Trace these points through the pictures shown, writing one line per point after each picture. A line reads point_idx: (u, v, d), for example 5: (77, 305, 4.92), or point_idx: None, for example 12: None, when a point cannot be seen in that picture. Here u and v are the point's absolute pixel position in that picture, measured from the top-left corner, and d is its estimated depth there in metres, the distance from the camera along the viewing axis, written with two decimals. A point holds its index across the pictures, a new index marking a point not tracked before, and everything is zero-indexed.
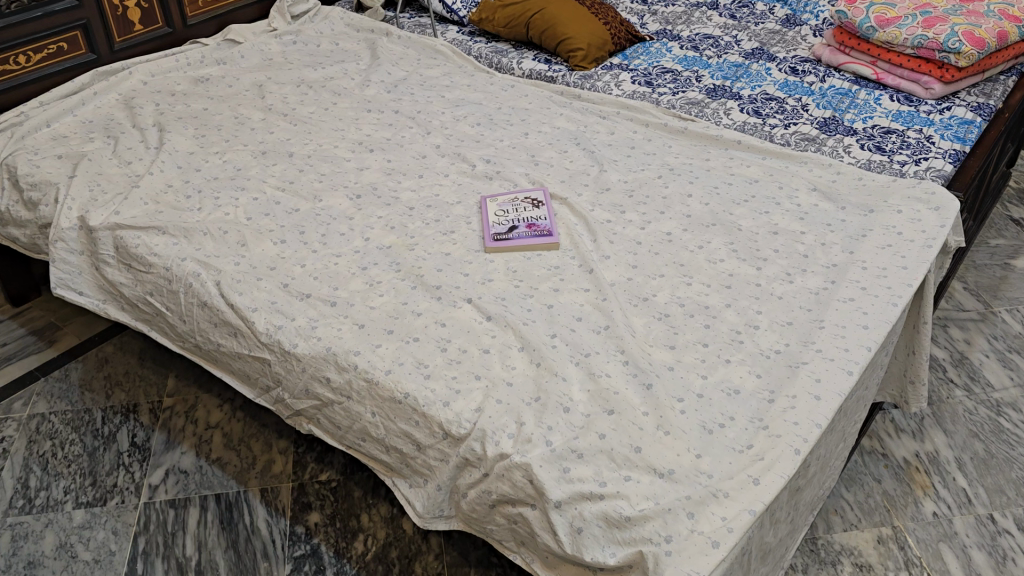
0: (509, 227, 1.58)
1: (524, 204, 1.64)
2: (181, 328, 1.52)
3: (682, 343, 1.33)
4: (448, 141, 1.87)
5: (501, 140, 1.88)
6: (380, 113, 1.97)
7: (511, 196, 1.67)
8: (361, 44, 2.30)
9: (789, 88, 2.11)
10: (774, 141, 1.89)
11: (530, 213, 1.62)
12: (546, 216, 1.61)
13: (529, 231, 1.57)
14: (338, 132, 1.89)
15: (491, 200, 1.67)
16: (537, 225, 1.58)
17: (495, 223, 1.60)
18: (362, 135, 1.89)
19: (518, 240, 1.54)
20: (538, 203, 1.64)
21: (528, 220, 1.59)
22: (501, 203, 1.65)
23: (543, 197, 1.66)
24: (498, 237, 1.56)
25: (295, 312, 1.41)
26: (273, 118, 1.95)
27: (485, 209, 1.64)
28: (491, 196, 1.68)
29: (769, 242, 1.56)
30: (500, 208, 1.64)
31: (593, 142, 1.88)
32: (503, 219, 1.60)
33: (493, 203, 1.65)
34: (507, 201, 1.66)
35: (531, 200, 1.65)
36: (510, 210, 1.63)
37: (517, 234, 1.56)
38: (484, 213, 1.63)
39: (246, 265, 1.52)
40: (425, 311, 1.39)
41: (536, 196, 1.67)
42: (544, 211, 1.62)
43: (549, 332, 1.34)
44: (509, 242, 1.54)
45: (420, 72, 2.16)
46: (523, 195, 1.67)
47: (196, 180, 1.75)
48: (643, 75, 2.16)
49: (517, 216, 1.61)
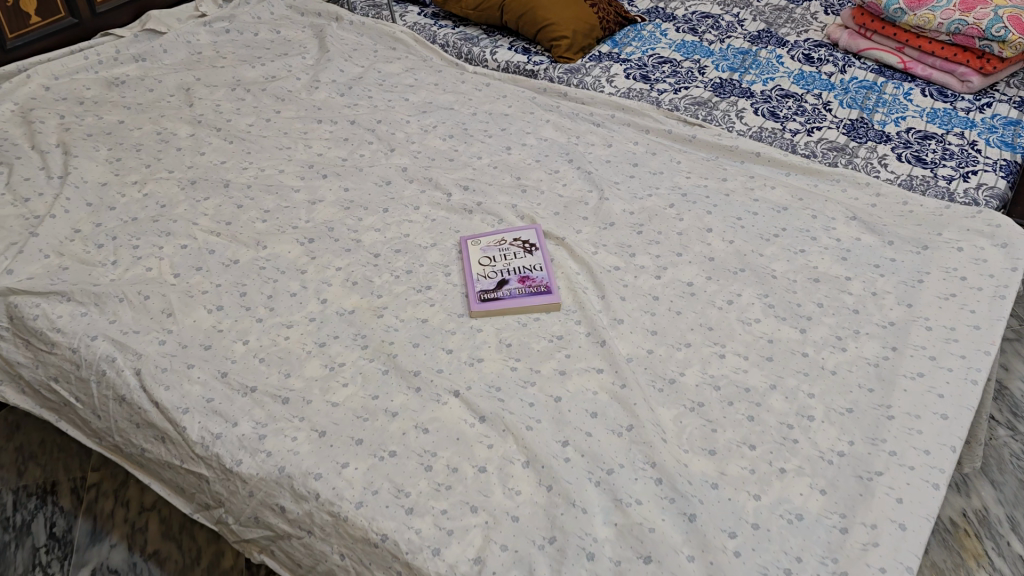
0: (498, 282, 1.30)
1: (514, 248, 1.36)
2: (96, 425, 1.22)
3: (723, 446, 1.07)
4: (416, 162, 1.57)
5: (479, 158, 1.59)
6: (333, 124, 1.65)
7: (498, 237, 1.39)
8: (307, 32, 1.96)
9: (805, 81, 1.84)
10: (797, 152, 1.62)
11: (522, 261, 1.33)
12: (542, 265, 1.33)
13: (523, 287, 1.29)
14: (282, 152, 1.58)
15: (474, 242, 1.38)
16: (531, 279, 1.30)
17: (480, 275, 1.31)
18: (312, 154, 1.58)
19: (510, 301, 1.26)
20: (532, 246, 1.36)
21: (520, 272, 1.31)
22: (485, 247, 1.37)
23: (536, 238, 1.38)
24: (485, 295, 1.28)
25: (236, 413, 1.12)
26: (203, 133, 1.62)
27: (467, 255, 1.36)
28: (474, 235, 1.40)
29: (810, 294, 1.31)
30: (486, 254, 1.35)
31: (587, 158, 1.59)
32: (490, 270, 1.32)
33: (476, 247, 1.37)
34: (493, 244, 1.37)
35: (523, 242, 1.37)
36: (498, 257, 1.35)
37: (508, 291, 1.28)
38: (466, 261, 1.35)
39: (173, 345, 1.21)
40: (401, 410, 1.11)
41: (529, 236, 1.38)
42: (540, 258, 1.34)
43: (559, 437, 1.07)
44: (499, 303, 1.26)
45: (378, 67, 1.83)
46: (513, 235, 1.39)
47: (109, 221, 1.43)
48: (639, 67, 1.87)
49: (507, 266, 1.33)
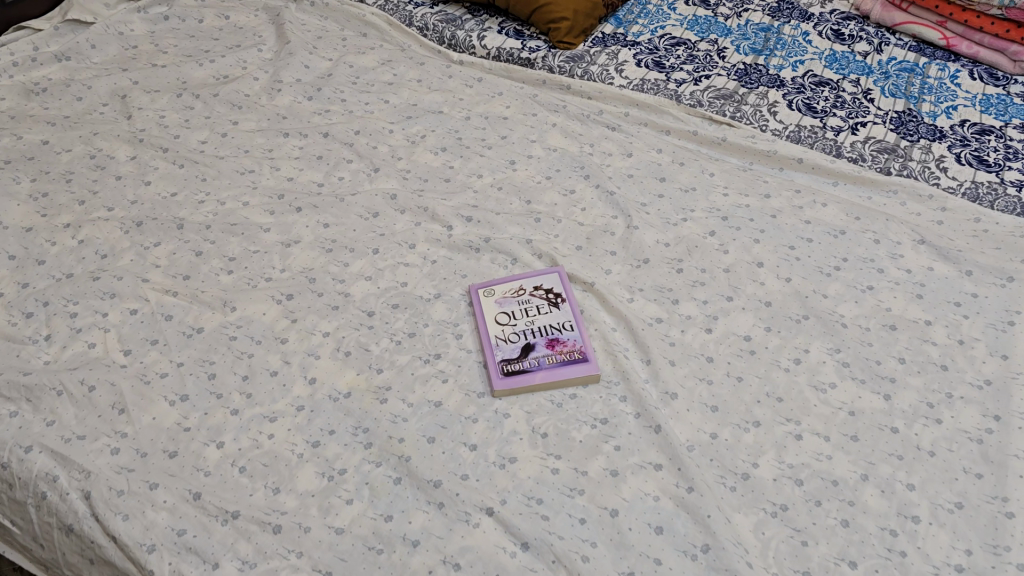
0: (522, 348, 1.08)
1: (536, 300, 1.14)
2: (37, 555, 0.98)
3: (820, 566, 0.89)
4: (406, 184, 1.33)
5: (479, 176, 1.35)
6: (303, 138, 1.39)
7: (515, 285, 1.16)
8: (261, 17, 1.68)
9: (839, 65, 1.61)
10: (843, 156, 1.41)
11: (548, 318, 1.12)
12: (572, 322, 1.11)
13: (553, 355, 1.07)
14: (245, 177, 1.32)
15: (486, 292, 1.16)
16: (562, 343, 1.09)
17: (500, 339, 1.09)
18: (281, 179, 1.32)
19: (541, 375, 1.05)
20: (557, 298, 1.14)
21: (548, 334, 1.10)
22: (501, 299, 1.15)
23: (561, 285, 1.16)
24: (509, 368, 1.06)
25: (216, 550, 0.90)
26: (146, 154, 1.35)
27: (479, 311, 1.13)
28: (485, 283, 1.17)
29: (887, 345, 1.11)
30: (503, 309, 1.13)
31: (606, 173, 1.36)
32: (510, 332, 1.10)
33: (489, 300, 1.15)
34: (511, 295, 1.15)
35: (546, 292, 1.15)
36: (518, 313, 1.13)
37: (536, 361, 1.07)
38: (480, 320, 1.12)
39: (129, 455, 0.98)
40: (423, 537, 0.90)
41: (552, 283, 1.16)
42: (568, 313, 1.12)
43: (622, 567, 0.88)
44: (527, 378, 1.05)
45: (348, 60, 1.57)
46: (532, 281, 1.17)
47: (38, 280, 1.17)
48: (650, 52, 1.62)
49: (530, 326, 1.11)
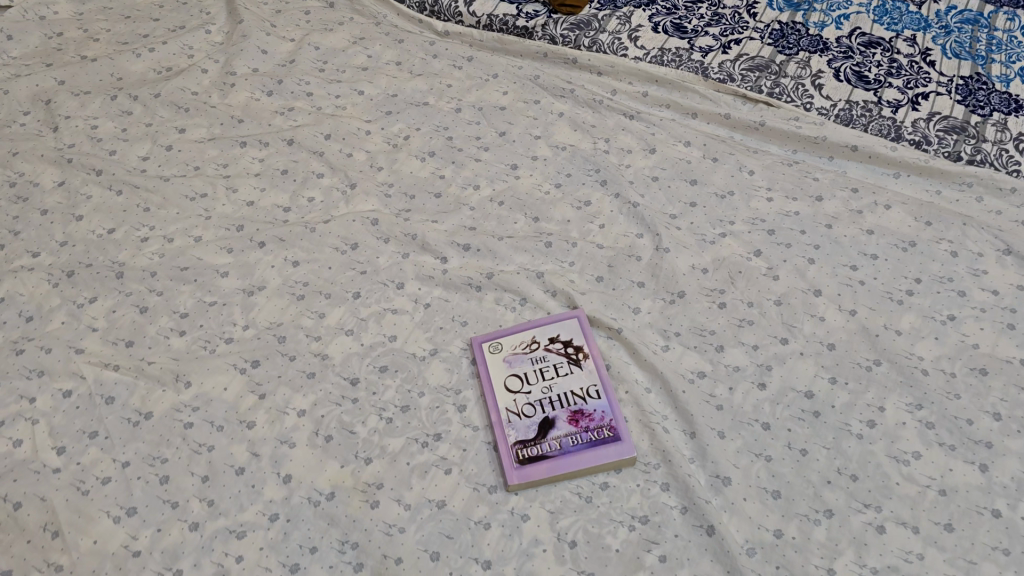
0: (540, 424, 0.89)
1: (553, 357, 0.95)
2: None
3: None
4: (388, 204, 1.11)
5: (476, 188, 1.14)
6: (262, 147, 1.17)
7: (526, 336, 0.97)
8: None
9: (891, 20, 1.36)
10: (905, 139, 1.18)
11: (569, 381, 0.92)
12: (598, 385, 0.92)
13: (577, 431, 0.88)
14: (195, 204, 1.11)
15: (493, 348, 0.96)
16: (587, 416, 0.90)
17: (512, 413, 0.90)
18: (239, 204, 1.11)
19: (563, 461, 0.86)
20: (578, 352, 0.95)
21: (569, 403, 0.91)
22: (510, 357, 0.95)
23: (582, 335, 0.96)
24: (525, 453, 0.87)
25: None
26: (75, 178, 1.14)
27: (485, 374, 0.94)
28: (491, 336, 0.97)
29: (979, 396, 0.91)
30: (514, 371, 0.94)
31: (625, 176, 1.14)
32: (524, 402, 0.91)
33: (497, 359, 0.95)
34: (522, 351, 0.95)
35: (564, 345, 0.95)
36: (532, 375, 0.93)
37: (557, 441, 0.88)
38: (486, 387, 0.93)
39: None
40: None
41: (570, 332, 0.97)
42: (593, 372, 0.93)
43: None
44: (547, 467, 0.86)
45: (313, 40, 1.33)
46: (547, 330, 0.97)
47: None
48: (668, 12, 1.37)
49: (548, 393, 0.92)
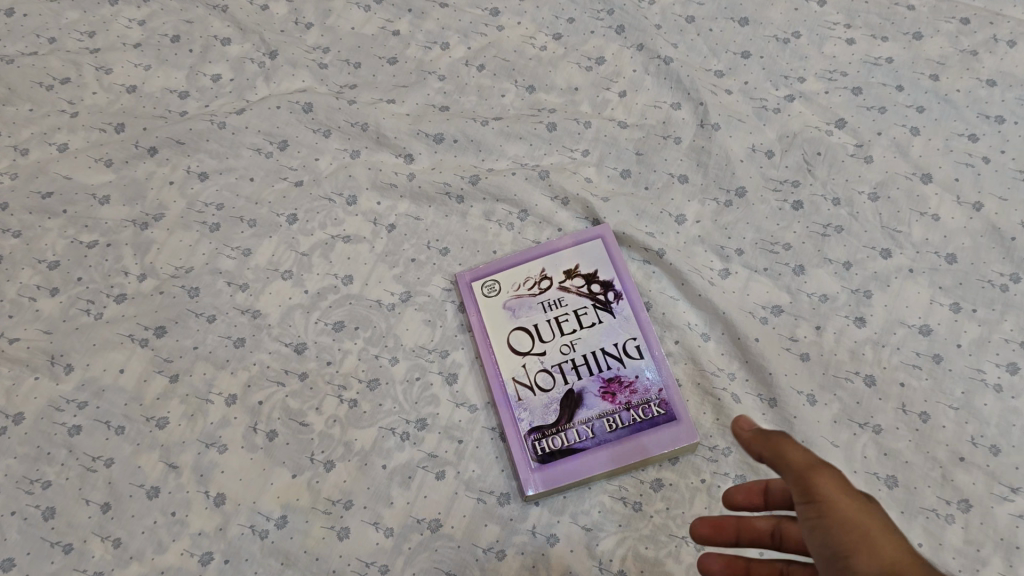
0: (562, 401, 0.65)
1: (572, 300, 0.69)
2: None
3: None
4: (325, 78, 0.81)
5: (444, 47, 0.82)
6: (142, 5, 0.84)
7: (532, 271, 0.71)
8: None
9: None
10: None
11: (598, 335, 0.67)
12: (637, 338, 0.67)
13: (616, 411, 0.64)
14: (54, 96, 0.79)
15: (487, 289, 0.70)
16: (626, 386, 0.65)
17: (522, 386, 0.66)
18: (116, 92, 0.80)
19: (599, 455, 0.63)
20: (606, 290, 0.69)
21: (600, 368, 0.66)
22: (513, 302, 0.69)
23: (609, 264, 0.70)
24: (545, 446, 0.63)
25: None
26: None
27: (480, 328, 0.69)
28: (483, 271, 0.71)
29: None
30: (520, 322, 0.69)
31: (649, 18, 0.83)
32: (538, 369, 0.66)
33: (494, 305, 0.69)
34: (528, 293, 0.70)
35: (587, 282, 0.70)
36: (545, 328, 0.68)
37: (588, 426, 0.64)
38: (482, 347, 0.68)
39: None
40: None
41: (593, 262, 0.70)
42: (629, 320, 0.68)
43: None
44: (577, 465, 0.62)
45: None
46: (561, 261, 0.71)
47: None
48: None
49: (569, 354, 0.67)
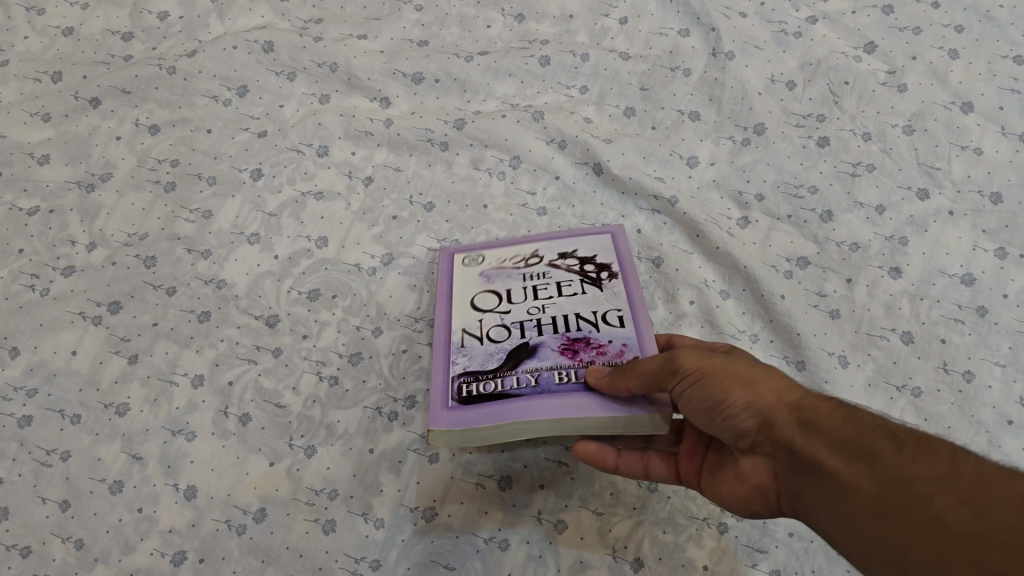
0: (512, 352, 0.53)
1: (557, 275, 0.58)
2: None
3: None
4: (286, 12, 0.73)
5: None
6: None
7: (522, 249, 0.61)
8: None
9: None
10: None
11: (576, 304, 0.55)
12: (620, 311, 0.55)
13: (572, 365, 0.51)
14: None
15: (470, 261, 0.60)
16: (591, 345, 0.52)
17: (471, 336, 0.54)
18: (52, 38, 0.71)
19: (531, 403, 0.48)
20: (600, 270, 0.58)
21: (567, 328, 0.54)
22: (489, 271, 0.59)
23: (609, 251, 0.60)
24: (473, 389, 0.50)
25: None
26: None
27: (445, 289, 0.59)
28: (469, 247, 0.62)
29: None
30: (493, 285, 0.58)
31: None
32: (494, 324, 0.55)
33: (470, 274, 0.59)
34: (512, 266, 0.60)
35: (580, 262, 0.59)
36: (518, 293, 0.57)
37: (534, 373, 0.51)
38: (441, 307, 0.58)
39: None
40: None
41: (592, 248, 0.60)
42: (618, 294, 0.56)
43: None
44: (507, 411, 0.48)
45: None
46: (557, 245, 0.61)
47: None
48: None
49: (536, 314, 0.55)
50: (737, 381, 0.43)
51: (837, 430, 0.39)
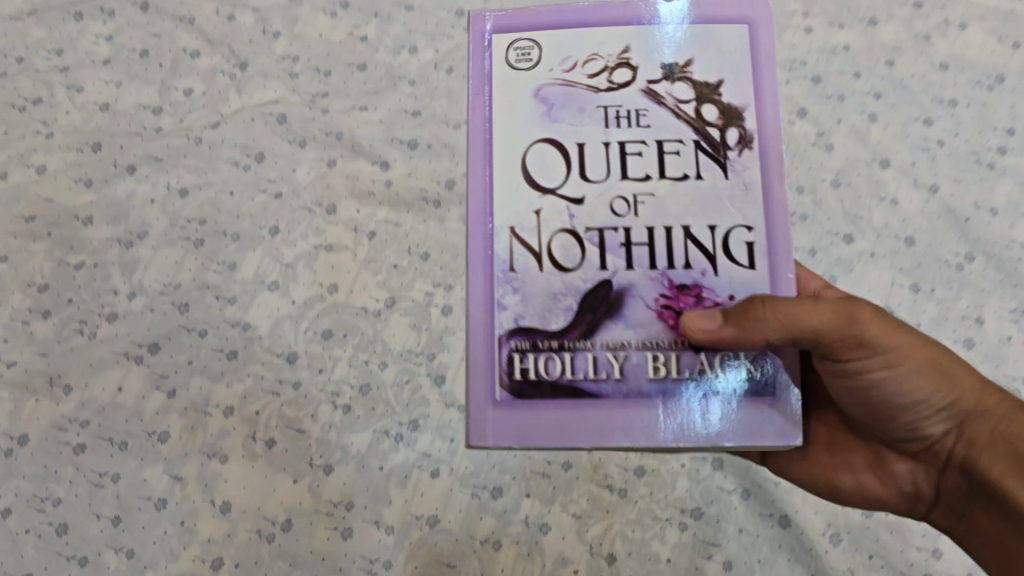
0: (583, 298, 0.50)
1: (654, 121, 0.52)
2: None
3: None
4: (296, 87, 0.82)
5: (412, 51, 0.84)
6: (107, 19, 0.84)
7: (581, 48, 0.53)
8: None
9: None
10: None
11: (672, 207, 0.51)
12: (752, 226, 0.51)
13: (665, 334, 0.50)
14: (26, 116, 0.80)
15: (514, 57, 0.53)
16: (663, 309, 0.50)
17: (518, 243, 0.51)
18: (89, 109, 0.81)
19: (600, 408, 0.49)
20: (736, 130, 0.52)
21: (667, 266, 0.50)
22: (546, 88, 0.53)
23: (741, 53, 0.52)
24: (531, 371, 0.50)
25: None
26: None
27: (483, 112, 0.53)
28: (508, 26, 0.54)
29: None
30: (553, 131, 0.52)
31: None
32: (560, 229, 0.51)
33: (519, 80, 0.53)
34: (583, 84, 0.52)
35: (697, 96, 0.52)
36: (595, 155, 0.52)
37: (616, 357, 0.50)
38: (472, 145, 0.52)
39: None
40: None
41: (729, 52, 0.52)
42: (753, 190, 0.51)
43: None
44: (578, 412, 0.49)
45: None
46: (644, 41, 0.53)
47: None
48: None
49: (621, 215, 0.51)
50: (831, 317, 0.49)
51: (876, 325, 0.51)
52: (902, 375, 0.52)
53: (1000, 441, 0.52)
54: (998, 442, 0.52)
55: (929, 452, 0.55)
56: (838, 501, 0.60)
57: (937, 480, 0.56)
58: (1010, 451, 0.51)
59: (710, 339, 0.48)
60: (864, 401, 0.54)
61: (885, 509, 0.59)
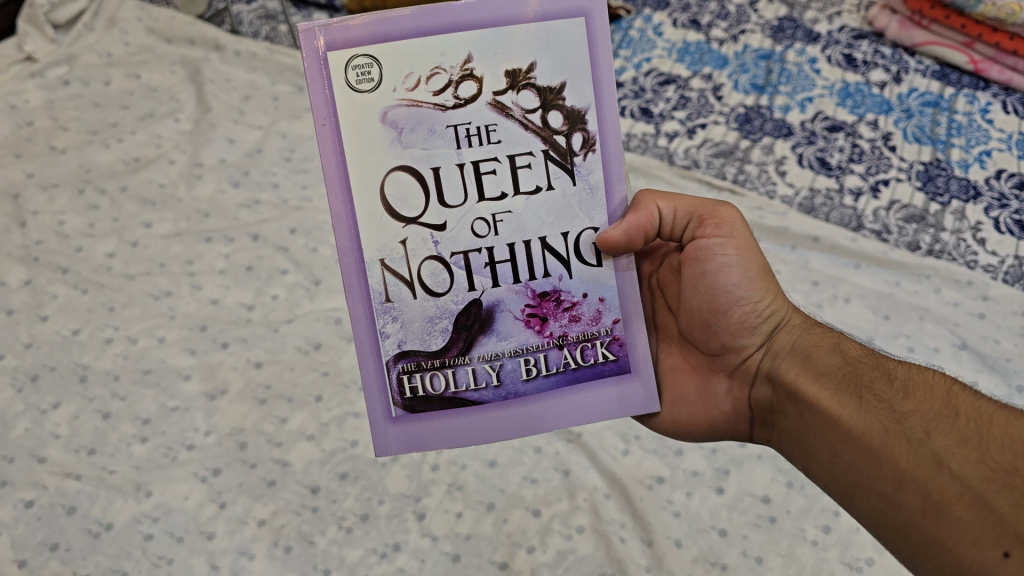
0: (456, 320, 0.68)
1: (500, 137, 0.66)
2: None
3: None
4: None
5: None
6: (228, 242, 1.19)
7: (423, 66, 0.64)
8: (168, 60, 1.44)
9: (865, 65, 1.44)
10: (866, 230, 1.21)
11: (527, 221, 0.68)
12: (597, 227, 0.69)
13: (542, 344, 0.69)
14: (160, 304, 1.12)
15: (354, 77, 0.64)
16: (538, 324, 0.69)
17: (389, 273, 0.67)
18: (204, 303, 1.13)
19: (494, 406, 0.69)
20: (581, 136, 0.67)
21: (529, 279, 0.69)
22: (393, 109, 0.64)
23: (579, 66, 0.66)
24: (425, 387, 0.69)
25: None
26: (41, 277, 1.13)
27: (333, 139, 0.64)
28: (346, 44, 0.63)
29: None
30: (409, 155, 0.65)
31: None
32: (427, 256, 0.67)
33: (365, 100, 0.64)
34: (429, 103, 0.65)
35: (542, 112, 0.66)
36: (451, 176, 0.66)
37: (492, 366, 0.69)
38: (335, 179, 0.65)
39: None
40: None
41: (556, 60, 0.66)
42: (592, 190, 0.68)
43: None
44: (473, 417, 0.69)
45: (281, 128, 1.33)
46: (482, 55, 0.65)
47: None
48: (635, 95, 1.39)
49: (484, 236, 0.67)
50: (761, 274, 0.72)
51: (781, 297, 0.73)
52: (783, 329, 0.71)
53: (799, 349, 0.70)
54: (796, 351, 0.70)
55: (743, 367, 0.73)
56: (681, 427, 0.75)
57: (751, 394, 0.73)
58: (806, 359, 0.69)
59: (626, 233, 0.68)
60: (711, 294, 0.72)
61: (715, 426, 0.75)
